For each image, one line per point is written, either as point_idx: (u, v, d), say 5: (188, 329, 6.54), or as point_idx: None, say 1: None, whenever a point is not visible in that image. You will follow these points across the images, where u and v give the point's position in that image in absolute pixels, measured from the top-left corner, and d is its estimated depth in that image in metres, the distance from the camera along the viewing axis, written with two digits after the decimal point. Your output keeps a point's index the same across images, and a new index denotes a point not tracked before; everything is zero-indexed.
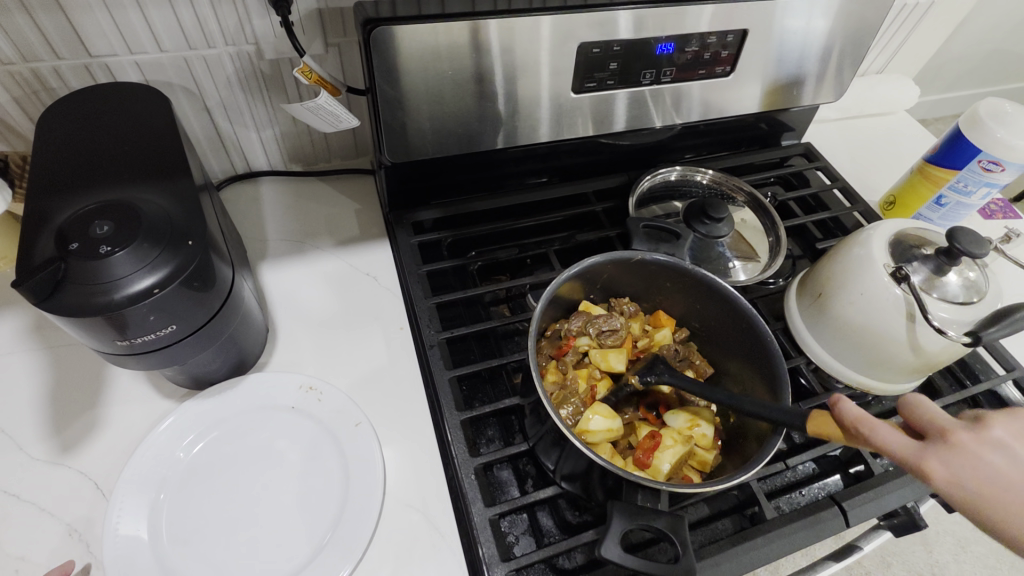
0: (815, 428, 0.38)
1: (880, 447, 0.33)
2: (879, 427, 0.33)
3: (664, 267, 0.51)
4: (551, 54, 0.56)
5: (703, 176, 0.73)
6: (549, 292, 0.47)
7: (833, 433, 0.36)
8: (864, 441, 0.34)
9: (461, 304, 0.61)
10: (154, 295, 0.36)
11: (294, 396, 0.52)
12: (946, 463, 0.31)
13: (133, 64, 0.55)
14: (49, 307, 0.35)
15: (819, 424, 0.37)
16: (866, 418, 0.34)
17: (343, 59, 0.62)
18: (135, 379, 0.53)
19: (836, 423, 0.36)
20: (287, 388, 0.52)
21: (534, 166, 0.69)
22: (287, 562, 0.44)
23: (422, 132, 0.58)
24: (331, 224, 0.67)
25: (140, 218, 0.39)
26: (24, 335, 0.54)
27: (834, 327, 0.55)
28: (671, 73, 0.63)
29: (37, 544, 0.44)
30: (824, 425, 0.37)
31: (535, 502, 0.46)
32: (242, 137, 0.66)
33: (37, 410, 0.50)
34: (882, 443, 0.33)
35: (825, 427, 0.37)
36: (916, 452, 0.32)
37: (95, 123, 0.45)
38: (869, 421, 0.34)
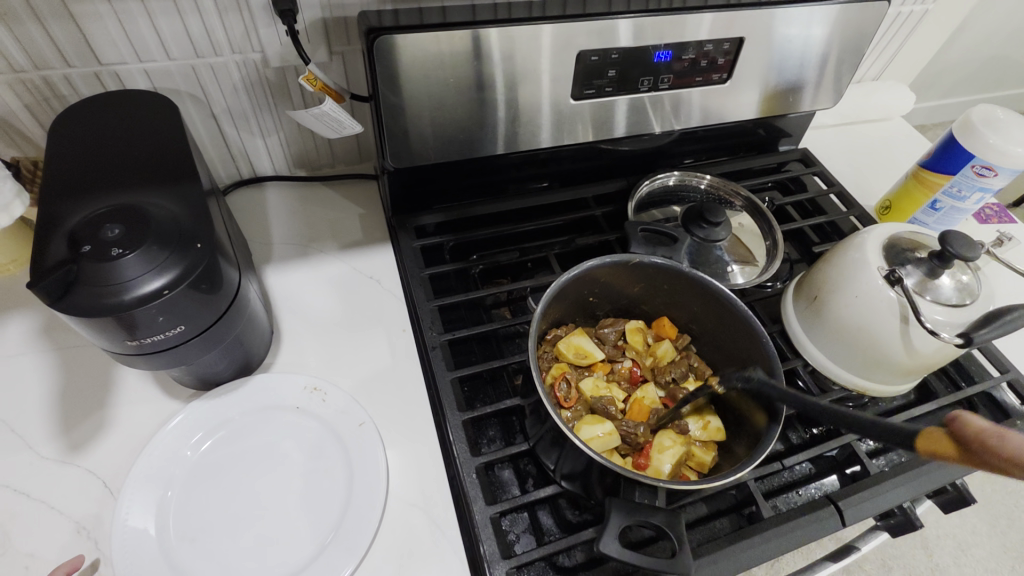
0: (926, 447, 0.30)
1: (1013, 465, 0.27)
2: (1013, 437, 0.27)
3: (660, 271, 0.52)
4: (551, 62, 0.57)
5: (701, 181, 0.74)
6: (547, 295, 0.47)
7: (946, 452, 0.29)
8: (1001, 457, 0.27)
9: (463, 307, 0.62)
10: (163, 297, 0.37)
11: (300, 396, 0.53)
12: None
13: (141, 72, 0.56)
14: (61, 308, 0.36)
15: (928, 440, 0.30)
16: (990, 430, 0.28)
17: (347, 66, 0.63)
18: (142, 379, 0.54)
19: (956, 445, 0.29)
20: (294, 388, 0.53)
21: (534, 171, 0.70)
22: (291, 559, 0.45)
23: (424, 138, 0.59)
24: (335, 228, 0.68)
25: (150, 221, 0.40)
26: (33, 337, 0.55)
27: (829, 329, 0.56)
28: (668, 79, 0.64)
29: (46, 540, 0.44)
30: (934, 442, 0.30)
31: (536, 500, 0.47)
32: (248, 143, 0.67)
33: (46, 410, 0.51)
34: (1022, 461, 0.26)
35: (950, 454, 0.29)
36: None
37: (106, 129, 0.46)
38: (999, 429, 0.28)
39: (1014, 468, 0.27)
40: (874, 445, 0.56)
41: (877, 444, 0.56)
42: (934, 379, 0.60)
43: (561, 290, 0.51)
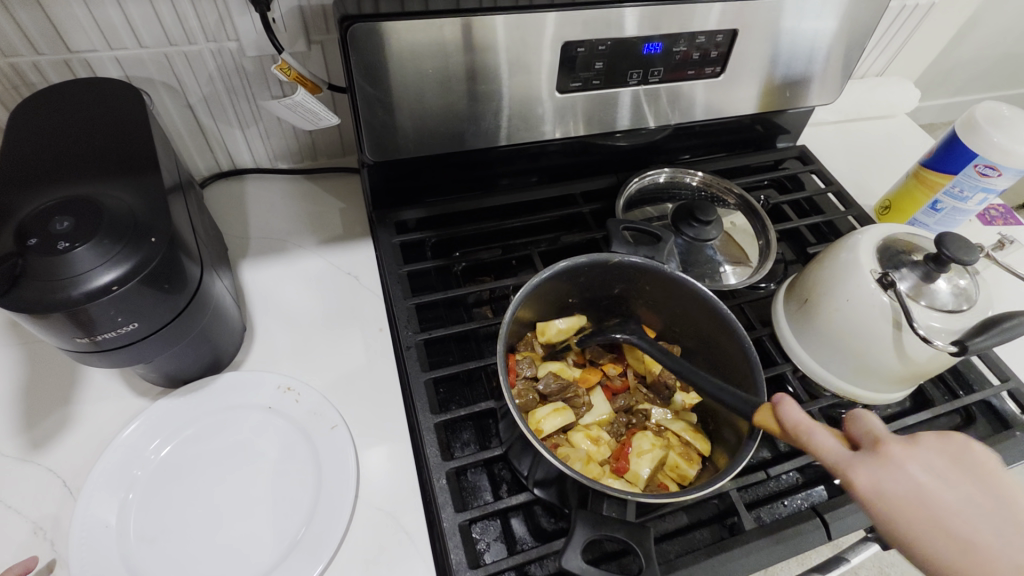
0: (760, 421, 0.36)
1: (813, 453, 0.32)
2: (818, 435, 0.32)
3: (640, 271, 0.49)
4: (537, 54, 0.55)
5: (693, 178, 0.71)
6: (519, 296, 0.45)
7: (776, 431, 0.35)
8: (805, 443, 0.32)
9: (442, 306, 0.60)
10: (112, 292, 0.36)
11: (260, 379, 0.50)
12: (873, 472, 0.30)
13: (112, 60, 0.54)
14: (6, 302, 0.35)
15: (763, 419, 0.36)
16: (804, 424, 0.33)
17: (327, 56, 0.61)
18: (110, 376, 0.52)
19: (778, 422, 0.35)
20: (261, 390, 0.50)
21: (521, 167, 0.67)
22: (252, 565, 0.43)
23: (404, 130, 0.57)
24: (315, 223, 0.67)
25: (102, 213, 0.38)
26: (1, 331, 0.54)
27: (820, 333, 0.54)
28: (660, 72, 0.61)
29: (1, 540, 0.43)
30: (768, 419, 0.36)
31: (508, 507, 0.46)
32: (227, 134, 0.65)
33: (9, 406, 0.50)
34: (820, 450, 0.31)
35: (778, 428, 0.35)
36: (846, 459, 0.31)
37: (67, 118, 0.45)
38: (808, 423, 0.32)
39: (810, 455, 0.32)
40: None
41: None
42: (930, 386, 0.58)
43: (536, 291, 0.48)
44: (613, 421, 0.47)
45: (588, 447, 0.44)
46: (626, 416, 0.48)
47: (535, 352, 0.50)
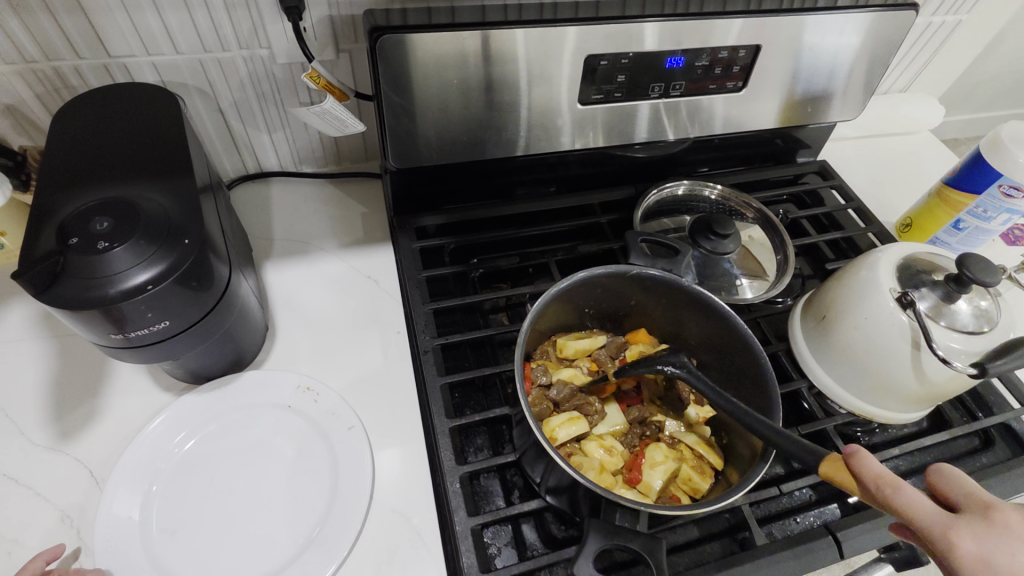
0: (828, 469, 0.36)
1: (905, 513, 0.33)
2: (903, 488, 0.33)
3: (657, 283, 0.49)
4: (560, 67, 0.56)
5: (712, 191, 0.71)
6: (537, 304, 0.45)
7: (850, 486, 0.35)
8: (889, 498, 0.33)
9: (459, 311, 0.61)
10: (147, 292, 0.37)
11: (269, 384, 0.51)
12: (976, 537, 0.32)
13: (149, 65, 0.56)
14: (47, 299, 0.36)
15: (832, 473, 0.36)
16: (886, 477, 0.34)
17: (354, 64, 0.62)
18: (136, 370, 0.54)
19: (851, 476, 0.35)
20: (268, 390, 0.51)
21: (541, 176, 0.68)
22: (269, 561, 0.44)
23: (428, 138, 0.58)
24: (337, 226, 0.68)
25: (139, 214, 0.39)
26: (35, 323, 0.56)
27: (837, 350, 0.54)
28: (681, 86, 0.62)
29: (31, 526, 0.45)
30: (838, 471, 0.35)
31: (519, 514, 0.46)
32: (254, 138, 0.67)
33: (41, 396, 0.52)
34: (914, 513, 0.33)
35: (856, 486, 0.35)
36: (941, 522, 0.33)
37: (106, 121, 0.46)
38: (893, 479, 0.33)
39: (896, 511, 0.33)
40: None
41: None
42: (948, 407, 0.58)
43: (554, 300, 0.48)
44: (627, 432, 0.48)
45: (602, 457, 0.45)
46: (641, 427, 0.48)
47: (552, 360, 0.51)
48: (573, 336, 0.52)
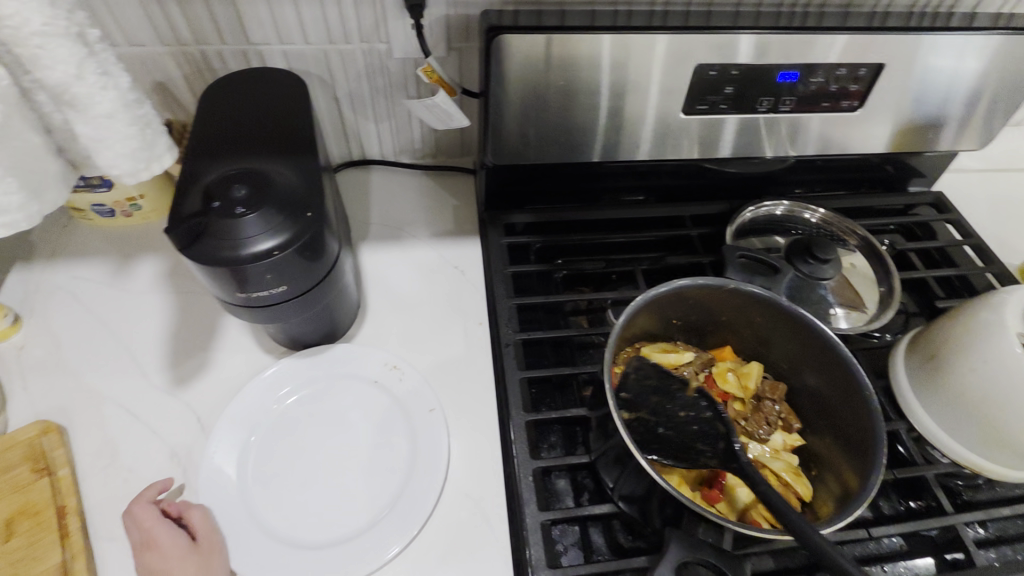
0: None
1: None
2: None
3: (754, 301, 0.47)
4: (668, 74, 0.55)
5: (812, 214, 0.68)
6: (630, 309, 0.45)
7: None
8: None
9: (541, 310, 0.62)
10: (273, 257, 0.41)
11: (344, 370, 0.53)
12: None
13: (281, 53, 0.61)
14: (189, 254, 0.40)
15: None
16: None
17: (463, 62, 0.65)
18: (242, 331, 0.58)
19: None
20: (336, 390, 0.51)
21: (633, 184, 0.68)
22: (345, 524, 0.46)
23: (527, 137, 0.59)
24: (430, 216, 0.71)
25: (272, 186, 0.43)
26: (160, 278, 0.62)
27: (946, 393, 0.50)
28: (791, 102, 0.60)
29: (145, 460, 0.50)
30: None
31: (590, 516, 0.46)
32: (362, 127, 0.71)
33: (161, 345, 0.57)
34: None
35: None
36: None
37: (244, 100, 0.51)
38: None
39: None
40: (984, 534, 0.49)
41: (988, 534, 0.49)
42: None
43: (645, 307, 0.47)
44: None
45: (680, 471, 0.44)
46: None
47: None
48: (658, 347, 0.51)
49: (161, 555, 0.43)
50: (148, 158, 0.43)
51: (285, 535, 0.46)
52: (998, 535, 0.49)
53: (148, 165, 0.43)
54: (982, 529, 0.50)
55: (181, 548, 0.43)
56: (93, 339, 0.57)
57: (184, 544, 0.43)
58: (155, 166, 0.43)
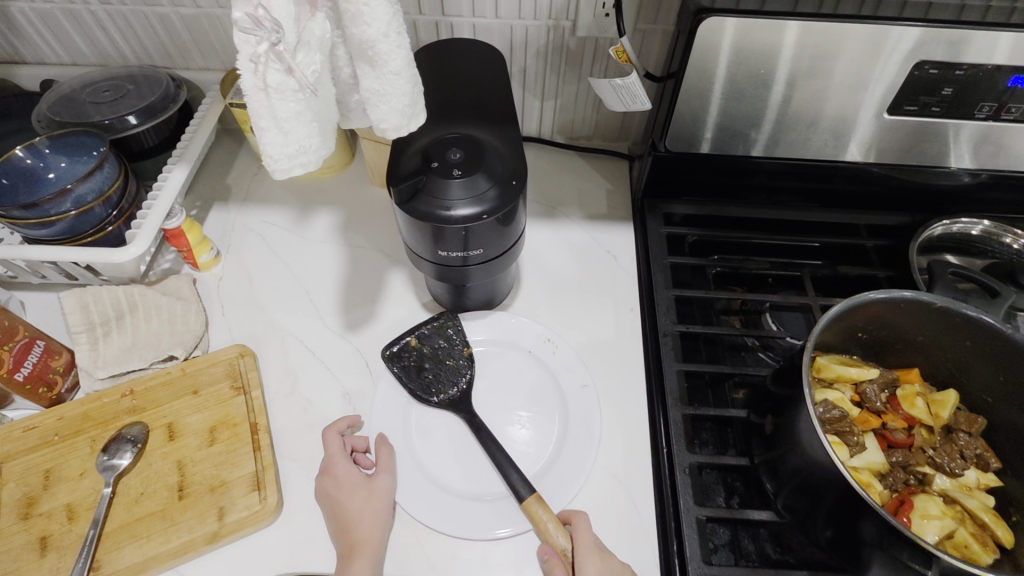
0: None
1: None
2: None
3: (969, 322, 0.43)
4: (881, 69, 0.51)
5: (1017, 239, 0.60)
6: (832, 313, 0.42)
7: None
8: None
9: (696, 305, 0.60)
10: (482, 220, 0.43)
11: (452, 361, 0.54)
12: None
13: (470, 25, 0.63)
14: (407, 209, 0.42)
15: (528, 503, 0.45)
16: None
17: (643, 44, 0.64)
18: (406, 288, 0.62)
19: None
20: (444, 386, 0.53)
21: (806, 185, 0.64)
22: (500, 482, 0.49)
23: (707, 126, 0.57)
24: (582, 198, 0.71)
25: (484, 153, 0.45)
26: (335, 230, 0.67)
27: None
28: (1017, 109, 0.54)
29: (321, 394, 0.54)
30: None
31: (747, 520, 0.45)
32: (527, 103, 0.72)
33: (336, 291, 0.62)
34: None
35: (535, 520, 0.45)
36: None
37: (445, 67, 0.53)
38: None
39: None
40: None
41: None
42: None
43: (840, 315, 0.45)
44: (889, 473, 0.43)
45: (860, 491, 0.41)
46: (903, 472, 0.44)
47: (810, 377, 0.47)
48: (838, 358, 0.48)
49: (338, 482, 0.47)
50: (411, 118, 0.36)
51: (444, 483, 0.49)
52: None
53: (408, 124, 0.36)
54: None
55: (358, 479, 0.47)
56: (277, 278, 0.63)
57: (359, 477, 0.47)
58: (412, 128, 0.36)
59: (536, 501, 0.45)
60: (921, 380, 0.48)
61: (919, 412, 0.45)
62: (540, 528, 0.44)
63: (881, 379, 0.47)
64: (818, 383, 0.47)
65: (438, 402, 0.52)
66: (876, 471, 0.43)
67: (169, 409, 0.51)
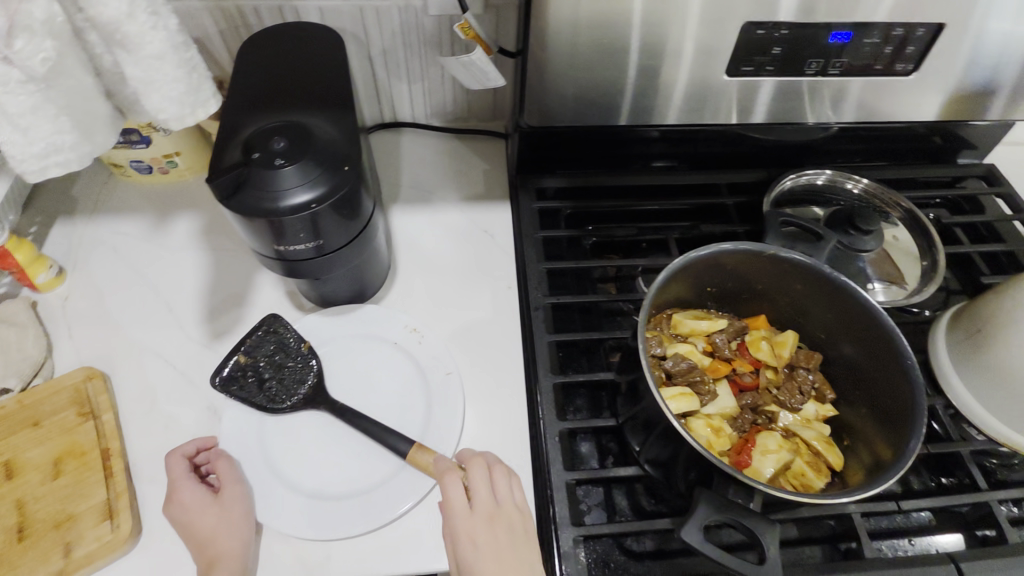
0: None
1: None
2: None
3: (796, 267, 0.46)
4: (715, 33, 0.52)
5: (856, 184, 0.65)
6: (667, 270, 0.44)
7: None
8: None
9: (570, 276, 0.61)
10: (311, 210, 0.41)
11: (294, 361, 0.53)
12: None
13: (316, 9, 0.60)
14: (230, 205, 0.40)
15: (413, 455, 0.47)
16: None
17: (499, 20, 0.63)
18: (275, 288, 0.59)
19: None
20: (294, 388, 0.51)
21: (670, 149, 0.66)
22: (365, 478, 0.48)
23: (562, 99, 0.57)
24: (460, 180, 0.70)
25: (311, 139, 0.43)
26: (196, 235, 0.63)
27: (989, 370, 0.48)
28: (841, 64, 0.57)
29: (184, 408, 0.51)
30: None
31: (615, 477, 0.46)
32: (394, 88, 0.70)
33: (198, 298, 0.58)
34: None
35: (424, 467, 0.46)
36: None
37: (280, 53, 0.50)
38: None
39: None
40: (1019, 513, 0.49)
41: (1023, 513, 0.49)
42: None
43: (681, 271, 0.47)
44: (739, 416, 0.46)
45: (709, 436, 0.43)
46: (752, 413, 0.46)
47: (666, 334, 0.49)
48: (691, 313, 0.50)
49: (184, 507, 0.45)
50: (194, 103, 0.42)
51: (311, 489, 0.47)
52: None
53: (193, 111, 0.43)
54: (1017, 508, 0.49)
55: (204, 498, 0.45)
56: (132, 292, 0.59)
57: (207, 495, 0.45)
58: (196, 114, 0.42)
59: (421, 448, 0.47)
60: (768, 325, 0.51)
61: (763, 355, 0.48)
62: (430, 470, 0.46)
63: (730, 328, 0.50)
64: (672, 338, 0.49)
65: (293, 403, 0.51)
66: (726, 415, 0.46)
67: (7, 445, 0.47)
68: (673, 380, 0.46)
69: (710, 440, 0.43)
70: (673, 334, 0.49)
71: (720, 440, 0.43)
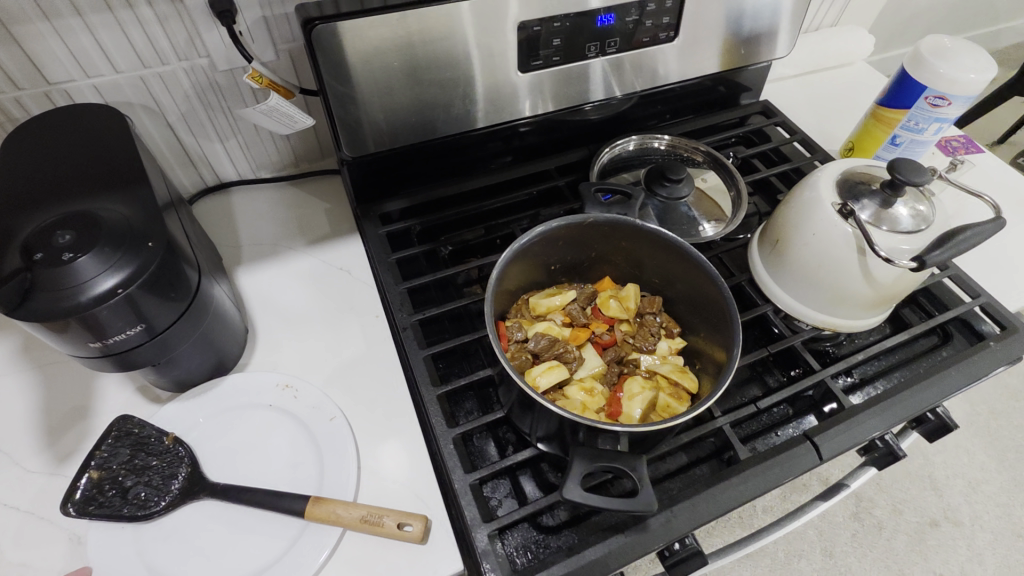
0: None
1: None
2: None
3: (614, 227, 0.51)
4: (498, 37, 0.56)
5: (661, 142, 0.74)
6: (502, 260, 0.47)
7: None
8: None
9: (433, 288, 0.63)
10: (117, 296, 0.38)
11: (160, 459, 0.49)
12: None
13: (90, 87, 0.56)
14: (21, 314, 0.37)
15: (312, 509, 0.46)
16: None
17: (295, 62, 0.63)
18: (122, 388, 0.55)
19: None
20: (165, 486, 0.47)
21: (497, 148, 0.70)
22: (266, 550, 0.46)
23: (377, 125, 0.59)
24: (303, 225, 0.69)
25: (100, 224, 0.40)
26: (12, 358, 0.56)
27: (794, 270, 0.56)
28: (616, 43, 0.63)
29: (40, 549, 0.46)
30: None
31: (514, 464, 0.48)
32: (208, 149, 0.67)
33: (30, 425, 0.52)
34: None
35: (326, 517, 0.46)
36: None
37: (52, 142, 0.46)
38: None
39: None
40: (851, 381, 0.58)
41: (853, 379, 0.58)
42: (907, 310, 0.62)
43: (519, 257, 0.50)
44: (606, 372, 0.50)
45: (583, 398, 0.47)
46: (618, 365, 0.51)
47: (526, 318, 0.53)
48: (544, 292, 0.54)
49: None
50: None
51: None
52: (861, 378, 0.58)
53: None
54: (849, 377, 0.58)
55: None
56: None
57: None
58: None
59: (318, 500, 0.46)
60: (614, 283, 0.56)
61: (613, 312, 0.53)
62: (334, 519, 0.46)
63: (581, 296, 0.54)
64: (533, 320, 0.53)
65: (168, 502, 0.47)
66: (594, 373, 0.49)
67: None
68: (540, 358, 0.49)
69: (584, 401, 0.47)
70: (532, 316, 0.53)
71: (592, 398, 0.47)
